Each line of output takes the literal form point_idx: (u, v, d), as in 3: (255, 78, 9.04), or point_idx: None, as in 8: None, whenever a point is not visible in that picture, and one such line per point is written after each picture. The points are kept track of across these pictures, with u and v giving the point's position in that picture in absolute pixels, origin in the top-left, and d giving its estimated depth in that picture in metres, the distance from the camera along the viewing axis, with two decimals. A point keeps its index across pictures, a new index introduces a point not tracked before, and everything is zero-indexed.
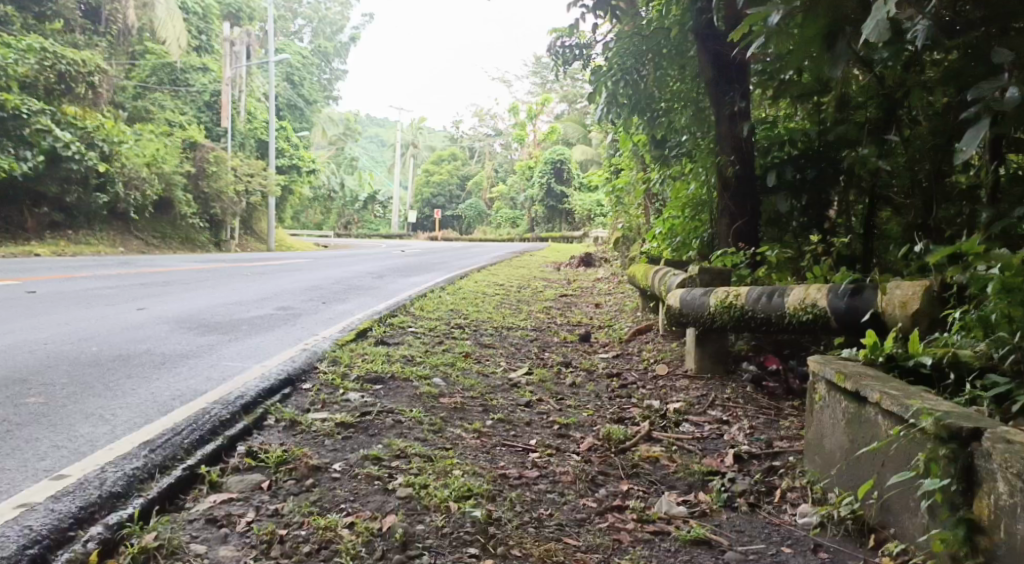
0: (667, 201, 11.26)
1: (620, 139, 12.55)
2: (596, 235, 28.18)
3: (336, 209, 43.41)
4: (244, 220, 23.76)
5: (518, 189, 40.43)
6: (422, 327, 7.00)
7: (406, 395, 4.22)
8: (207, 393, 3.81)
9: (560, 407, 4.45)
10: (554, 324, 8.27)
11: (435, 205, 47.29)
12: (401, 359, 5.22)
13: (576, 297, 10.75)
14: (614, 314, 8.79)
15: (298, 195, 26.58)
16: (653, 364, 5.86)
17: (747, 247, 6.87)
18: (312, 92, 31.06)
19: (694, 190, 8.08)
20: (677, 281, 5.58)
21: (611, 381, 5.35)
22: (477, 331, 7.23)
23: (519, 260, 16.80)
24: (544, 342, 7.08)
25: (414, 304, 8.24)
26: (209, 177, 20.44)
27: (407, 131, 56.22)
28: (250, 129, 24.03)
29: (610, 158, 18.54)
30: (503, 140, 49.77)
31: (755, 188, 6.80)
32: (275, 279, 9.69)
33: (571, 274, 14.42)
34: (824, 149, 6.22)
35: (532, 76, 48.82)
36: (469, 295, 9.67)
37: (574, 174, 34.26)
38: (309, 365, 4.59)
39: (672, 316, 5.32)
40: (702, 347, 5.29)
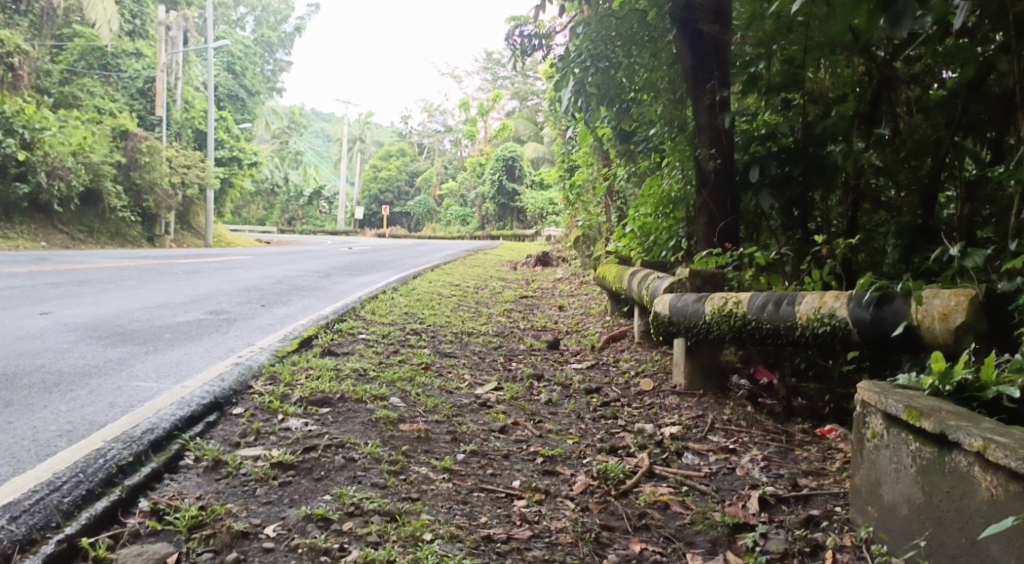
0: (632, 199, 10.71)
1: (580, 132, 12.00)
2: (548, 232, 27.59)
3: (280, 204, 42.18)
4: (182, 215, 22.64)
5: (467, 185, 39.69)
6: (374, 333, 6.32)
7: (358, 422, 3.55)
8: (104, 427, 3.08)
9: (541, 434, 3.82)
10: (517, 329, 7.64)
11: (383, 201, 46.29)
12: (351, 374, 4.53)
13: (537, 298, 10.12)
14: (581, 318, 8.21)
15: (240, 189, 25.50)
16: (634, 378, 5.26)
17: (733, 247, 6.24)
18: (255, 83, 29.94)
19: (670, 187, 7.52)
20: (664, 284, 5.01)
21: (591, 398, 4.75)
22: (435, 338, 6.55)
23: (473, 258, 16.12)
24: (509, 350, 6.45)
25: (364, 307, 7.52)
26: (141, 169, 19.30)
27: (354, 126, 55.11)
28: (189, 118, 22.90)
29: (568, 153, 17.99)
30: (454, 136, 48.98)
31: (736, 184, 6.17)
32: (212, 278, 8.88)
33: (529, 274, 13.83)
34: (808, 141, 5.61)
35: (483, 72, 48.18)
36: (424, 296, 8.97)
37: (526, 172, 33.63)
38: (241, 385, 3.86)
39: (660, 323, 4.78)
40: (692, 360, 4.73)
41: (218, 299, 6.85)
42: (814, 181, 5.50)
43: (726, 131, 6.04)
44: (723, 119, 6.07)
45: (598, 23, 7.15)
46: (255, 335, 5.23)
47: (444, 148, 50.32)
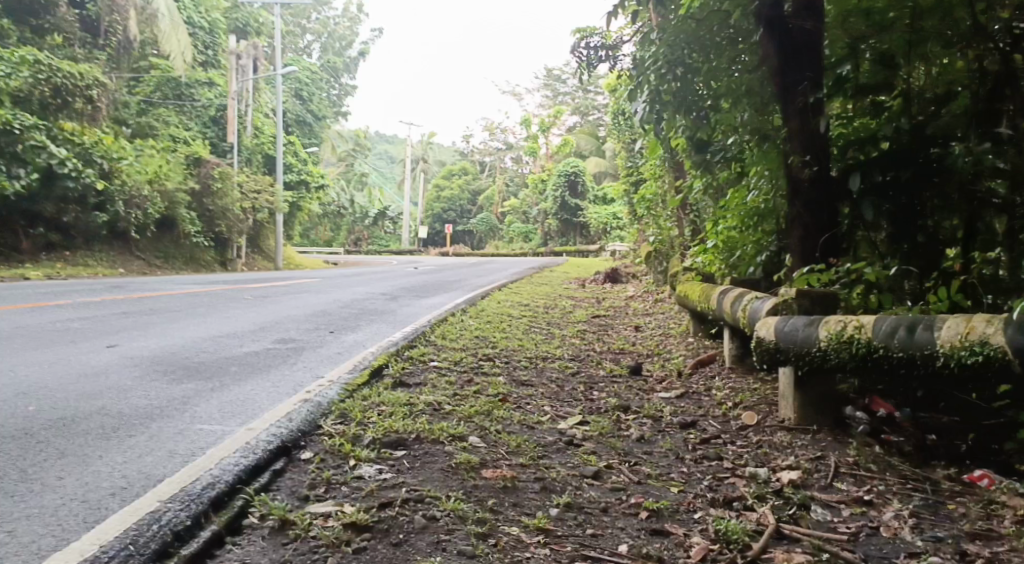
0: (709, 213, 10.21)
1: (650, 144, 11.56)
2: (614, 248, 27.07)
3: (346, 225, 42.44)
4: (251, 238, 22.82)
5: (530, 202, 39.43)
6: (446, 360, 5.97)
7: (437, 468, 3.17)
8: (161, 482, 2.76)
9: (640, 480, 3.39)
10: (593, 352, 7.20)
11: (446, 220, 46.28)
12: (425, 409, 4.16)
13: (610, 318, 9.66)
14: (661, 339, 7.74)
15: (306, 211, 25.64)
16: (732, 410, 4.79)
17: (837, 262, 5.56)
18: (321, 108, 30.20)
19: (757, 199, 7.05)
20: (766, 306, 4.51)
21: (689, 434, 4.31)
22: (510, 364, 6.17)
23: (539, 277, 15.73)
24: (589, 376, 6.03)
25: (433, 331, 7.18)
26: (214, 195, 19.47)
27: (416, 146, 55.43)
28: (258, 143, 23.11)
29: (634, 167, 17.53)
30: (514, 154, 48.87)
31: (834, 192, 5.56)
32: (279, 303, 8.66)
33: (598, 291, 13.38)
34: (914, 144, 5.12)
35: (543, 89, 48.02)
36: (494, 318, 8.60)
37: (590, 187, 33.13)
38: (310, 426, 3.51)
39: (761, 350, 4.27)
40: (802, 392, 4.28)
41: (284, 327, 6.58)
42: (925, 184, 5.06)
43: (821, 134, 5.42)
44: (816, 123, 5.46)
45: (674, 27, 6.80)
46: (322, 366, 4.91)
47: (506, 166, 50.23)
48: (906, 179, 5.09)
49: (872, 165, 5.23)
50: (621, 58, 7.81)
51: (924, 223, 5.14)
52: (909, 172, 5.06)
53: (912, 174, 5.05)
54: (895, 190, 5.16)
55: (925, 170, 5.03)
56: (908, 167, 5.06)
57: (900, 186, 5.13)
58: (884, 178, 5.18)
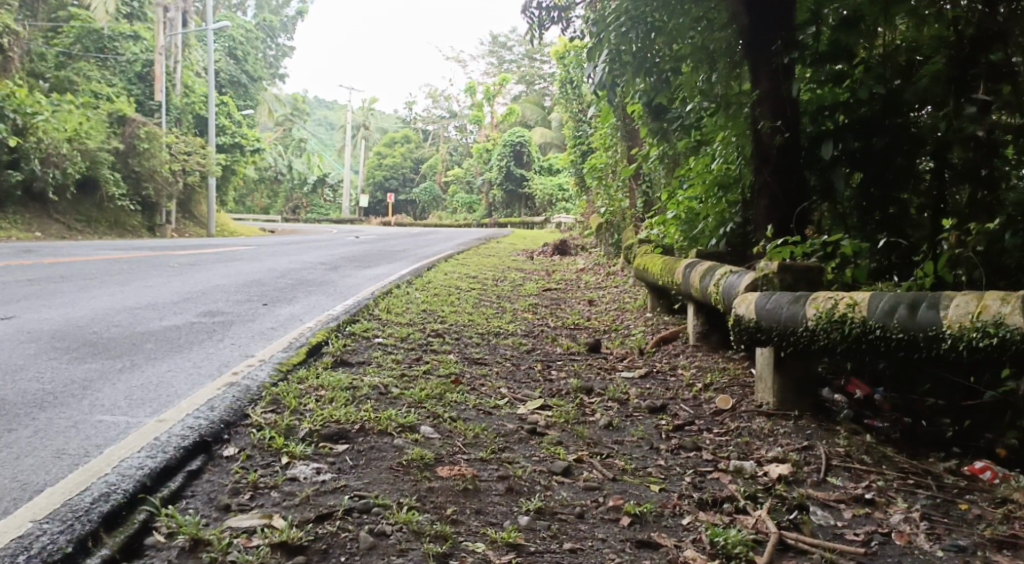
0: (663, 183, 9.86)
1: (602, 111, 11.15)
2: (560, 219, 26.66)
3: (283, 192, 41.21)
4: (182, 203, 21.81)
5: (474, 172, 38.78)
6: (391, 336, 5.51)
7: (384, 467, 2.72)
8: (39, 494, 2.27)
9: (616, 477, 3.00)
10: (547, 327, 6.81)
11: (388, 189, 45.26)
12: (369, 393, 3.70)
13: (562, 291, 9.28)
14: (617, 315, 7.38)
15: (241, 175, 24.63)
16: (702, 392, 4.44)
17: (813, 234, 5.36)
18: (256, 69, 29.00)
19: (721, 168, 6.70)
20: (742, 282, 4.15)
21: (660, 420, 3.94)
22: (460, 341, 5.74)
23: (485, 248, 15.26)
24: (545, 354, 5.64)
25: (377, 304, 6.69)
26: (140, 156, 18.45)
27: (357, 113, 54.11)
28: (189, 103, 21.96)
29: (584, 136, 17.12)
30: (458, 123, 48.07)
31: (802, 162, 5.31)
32: (207, 271, 8.04)
33: (547, 263, 12.99)
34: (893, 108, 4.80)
35: (488, 57, 47.19)
36: (441, 291, 8.14)
37: (535, 157, 32.59)
38: (235, 415, 3.02)
39: (738, 328, 3.91)
40: (780, 372, 3.93)
41: (212, 298, 6.02)
42: (898, 154, 4.85)
43: (792, 99, 5.18)
44: (787, 87, 5.23)
45: None
46: (252, 343, 4.39)
47: (450, 135, 49.37)
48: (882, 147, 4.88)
49: (848, 133, 5.03)
50: (573, 19, 7.24)
51: (897, 197, 4.91)
52: (884, 140, 4.86)
53: (886, 141, 4.85)
54: (872, 158, 4.94)
55: (900, 139, 4.83)
56: (884, 134, 4.86)
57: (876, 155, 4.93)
58: (858, 146, 5.00)
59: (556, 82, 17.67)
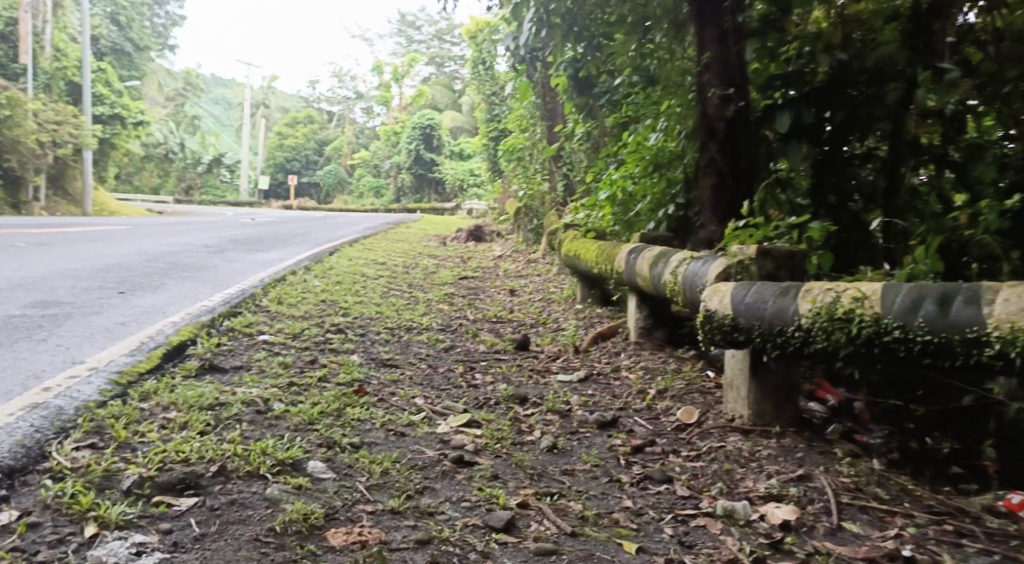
0: (588, 164, 9.16)
1: (521, 84, 10.36)
2: (471, 205, 25.79)
3: (175, 171, 39.13)
4: (53, 177, 20.16)
5: (382, 155, 37.50)
6: (280, 333, 4.63)
7: (245, 540, 1.89)
8: None
9: (575, 531, 2.22)
10: (467, 320, 6.03)
11: (290, 170, 43.47)
12: (242, 414, 2.84)
13: (480, 280, 8.49)
14: (542, 308, 6.64)
15: (122, 149, 22.95)
16: (657, 400, 3.69)
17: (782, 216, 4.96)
18: (142, 36, 27.27)
19: (660, 142, 6.00)
20: (710, 271, 3.37)
21: (613, 439, 3.17)
22: (366, 338, 4.90)
23: (394, 233, 14.30)
24: (465, 354, 4.86)
25: (265, 294, 5.71)
26: (2, 124, 16.95)
27: (258, 90, 51.85)
28: (59, 67, 20.26)
29: (501, 116, 16.31)
30: (365, 104, 46.57)
31: (752, 135, 4.94)
32: (65, 254, 6.99)
33: (462, 250, 12.15)
34: (857, 81, 4.37)
35: (397, 36, 45.78)
36: (345, 278, 7.22)
37: (445, 141, 31.48)
38: (27, 458, 2.17)
39: (708, 327, 3.16)
40: (757, 383, 3.12)
41: (53, 287, 5.00)
42: (854, 131, 4.43)
43: (739, 64, 4.87)
44: (737, 52, 4.88)
45: None
46: (83, 347, 3.44)
47: (356, 117, 47.79)
48: (835, 124, 4.47)
49: (801, 103, 4.49)
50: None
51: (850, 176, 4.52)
52: (841, 114, 4.42)
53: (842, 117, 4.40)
54: (823, 134, 4.52)
55: (856, 113, 4.40)
56: (839, 108, 4.42)
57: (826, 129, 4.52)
58: (812, 120, 4.47)
59: (469, 61, 16.74)
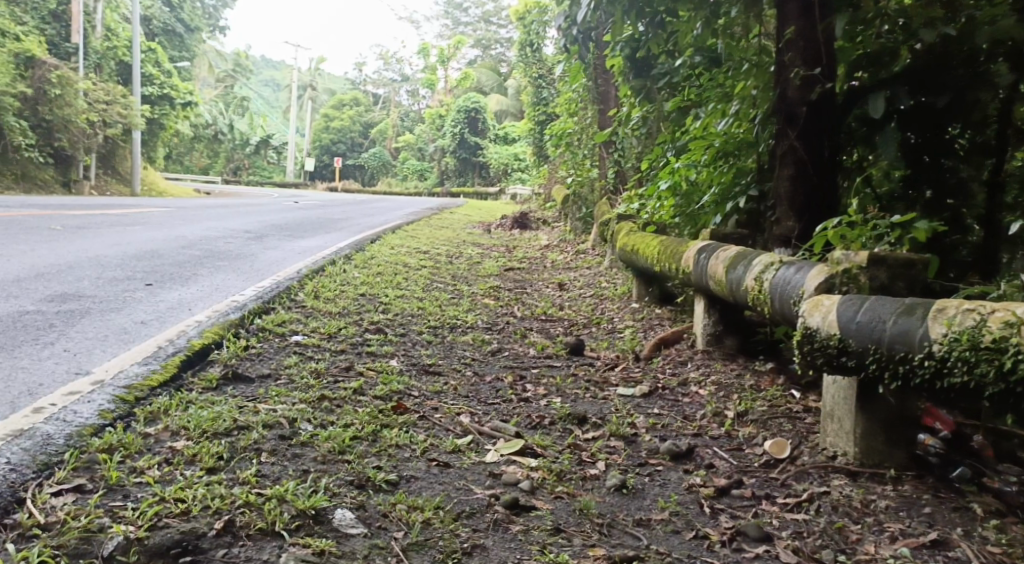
0: (643, 150, 8.66)
1: (572, 65, 9.87)
2: (516, 191, 25.33)
3: (223, 152, 39.27)
4: (103, 156, 20.16)
5: (427, 138, 37.23)
6: (314, 333, 4.24)
7: None
8: None
9: None
10: (514, 318, 5.60)
11: (335, 152, 43.37)
12: (263, 442, 2.44)
13: (527, 271, 8.05)
14: (595, 305, 6.19)
15: (171, 130, 22.91)
16: (737, 426, 3.22)
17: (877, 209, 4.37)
18: (193, 17, 27.22)
19: (731, 128, 5.48)
20: (810, 280, 2.87)
21: (693, 477, 2.72)
22: (407, 339, 4.48)
23: (436, 218, 13.88)
24: (515, 359, 4.43)
25: (301, 288, 5.33)
26: (52, 103, 17.01)
27: (304, 72, 51.79)
28: (110, 48, 20.22)
29: (549, 98, 15.81)
30: (411, 86, 46.31)
31: (837, 122, 4.51)
32: (98, 237, 6.71)
33: (507, 238, 11.72)
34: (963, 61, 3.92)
35: (444, 18, 45.37)
36: (386, 269, 6.82)
37: (490, 125, 30.95)
38: None
39: (808, 348, 2.66)
40: (866, 417, 2.62)
41: (76, 277, 4.66)
42: (953, 120, 3.96)
43: (826, 41, 4.47)
44: (824, 29, 4.47)
45: None
46: (92, 353, 3.07)
47: (401, 100, 47.53)
48: (933, 110, 3.98)
49: (897, 84, 4.00)
50: None
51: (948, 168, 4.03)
52: (942, 99, 3.92)
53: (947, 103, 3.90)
54: (920, 119, 4.03)
55: (958, 99, 3.90)
56: (940, 92, 3.93)
57: (922, 114, 4.02)
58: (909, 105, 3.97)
59: (517, 43, 16.23)
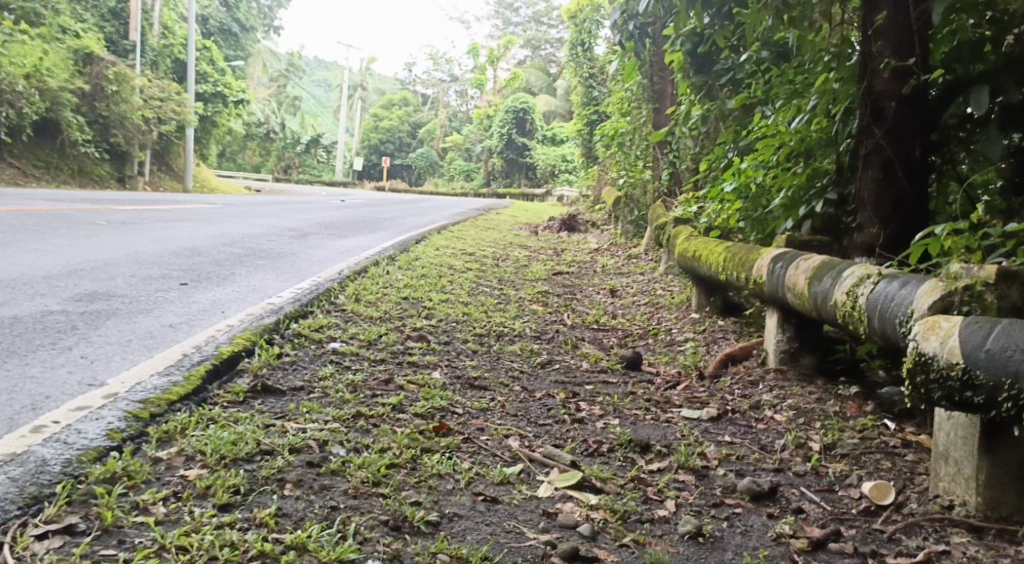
0: (702, 152, 8.25)
1: (627, 64, 9.50)
2: (564, 193, 24.95)
3: (274, 150, 39.50)
4: (157, 153, 20.27)
5: (475, 139, 37.02)
6: (353, 340, 3.94)
7: None
8: None
9: None
10: (566, 326, 5.26)
11: (383, 152, 43.38)
12: (286, 472, 2.13)
13: (577, 276, 7.70)
14: (651, 315, 5.82)
15: (224, 127, 22.98)
16: (826, 462, 2.84)
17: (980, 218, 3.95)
18: (248, 17, 27.32)
19: (805, 128, 5.06)
20: (922, 300, 2.50)
21: (781, 524, 2.35)
22: (451, 348, 4.16)
23: (483, 219, 13.57)
24: (567, 373, 4.08)
25: (342, 290, 5.05)
26: (109, 100, 17.13)
27: (354, 71, 51.98)
28: (167, 45, 20.30)
29: (602, 98, 15.42)
30: (461, 87, 46.21)
31: (928, 120, 4.11)
32: (139, 233, 6.54)
33: (556, 241, 11.36)
34: None
35: (495, 19, 45.19)
36: (431, 271, 6.53)
37: (537, 126, 30.59)
38: None
39: (922, 379, 2.31)
40: (992, 463, 2.27)
41: (109, 275, 4.44)
42: None
43: (921, 29, 4.04)
44: (917, 18, 4.06)
45: None
46: (110, 361, 2.79)
47: (450, 100, 47.39)
48: None
49: (1003, 79, 3.65)
50: None
51: None
52: None
53: None
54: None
55: None
56: None
57: None
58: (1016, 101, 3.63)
59: (566, 42, 15.85)
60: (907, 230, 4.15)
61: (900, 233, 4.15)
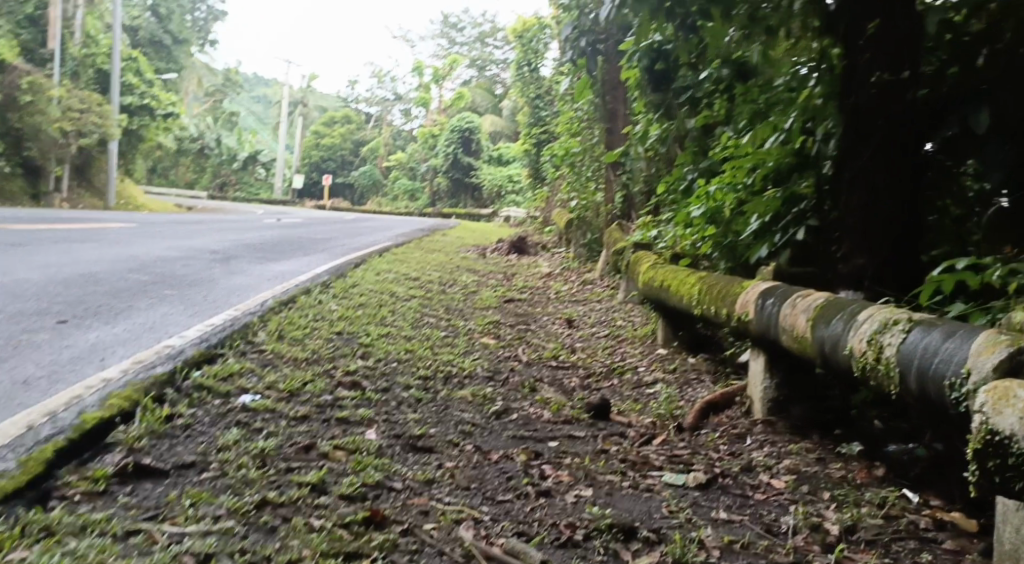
0: (656, 173, 7.78)
1: (577, 79, 8.99)
2: (509, 214, 24.41)
3: (211, 167, 38.20)
4: (76, 168, 19.17)
5: (418, 157, 36.33)
6: (268, 390, 3.27)
7: None
8: None
9: None
10: (519, 364, 4.67)
11: (325, 170, 42.42)
12: None
13: (528, 303, 7.12)
14: (613, 349, 5.26)
15: (152, 142, 21.92)
16: (851, 553, 2.32)
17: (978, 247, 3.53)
18: (182, 28, 26.29)
19: (785, 145, 4.55)
20: (977, 359, 1.99)
21: None
22: (390, 398, 3.51)
23: (427, 241, 12.93)
24: (522, 425, 3.49)
25: (263, 326, 4.37)
26: (22, 110, 16.06)
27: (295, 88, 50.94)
28: (90, 55, 19.24)
29: (549, 117, 14.95)
30: (405, 106, 45.58)
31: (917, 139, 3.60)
32: (31, 257, 5.77)
33: (503, 264, 10.77)
34: None
35: (439, 37, 44.76)
36: (369, 300, 5.88)
37: (484, 146, 30.11)
38: None
39: (999, 464, 1.79)
40: None
41: None
42: None
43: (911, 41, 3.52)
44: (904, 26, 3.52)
45: None
46: None
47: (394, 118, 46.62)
48: None
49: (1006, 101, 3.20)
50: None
51: None
52: None
53: None
54: None
55: None
56: None
57: None
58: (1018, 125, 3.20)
59: (512, 61, 15.37)
60: (893, 262, 3.65)
61: (887, 260, 3.66)
